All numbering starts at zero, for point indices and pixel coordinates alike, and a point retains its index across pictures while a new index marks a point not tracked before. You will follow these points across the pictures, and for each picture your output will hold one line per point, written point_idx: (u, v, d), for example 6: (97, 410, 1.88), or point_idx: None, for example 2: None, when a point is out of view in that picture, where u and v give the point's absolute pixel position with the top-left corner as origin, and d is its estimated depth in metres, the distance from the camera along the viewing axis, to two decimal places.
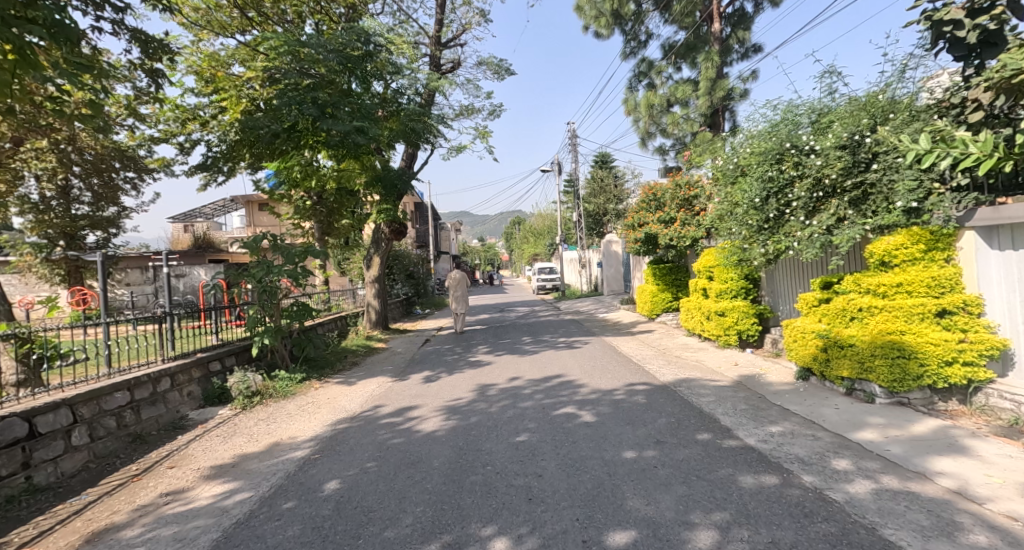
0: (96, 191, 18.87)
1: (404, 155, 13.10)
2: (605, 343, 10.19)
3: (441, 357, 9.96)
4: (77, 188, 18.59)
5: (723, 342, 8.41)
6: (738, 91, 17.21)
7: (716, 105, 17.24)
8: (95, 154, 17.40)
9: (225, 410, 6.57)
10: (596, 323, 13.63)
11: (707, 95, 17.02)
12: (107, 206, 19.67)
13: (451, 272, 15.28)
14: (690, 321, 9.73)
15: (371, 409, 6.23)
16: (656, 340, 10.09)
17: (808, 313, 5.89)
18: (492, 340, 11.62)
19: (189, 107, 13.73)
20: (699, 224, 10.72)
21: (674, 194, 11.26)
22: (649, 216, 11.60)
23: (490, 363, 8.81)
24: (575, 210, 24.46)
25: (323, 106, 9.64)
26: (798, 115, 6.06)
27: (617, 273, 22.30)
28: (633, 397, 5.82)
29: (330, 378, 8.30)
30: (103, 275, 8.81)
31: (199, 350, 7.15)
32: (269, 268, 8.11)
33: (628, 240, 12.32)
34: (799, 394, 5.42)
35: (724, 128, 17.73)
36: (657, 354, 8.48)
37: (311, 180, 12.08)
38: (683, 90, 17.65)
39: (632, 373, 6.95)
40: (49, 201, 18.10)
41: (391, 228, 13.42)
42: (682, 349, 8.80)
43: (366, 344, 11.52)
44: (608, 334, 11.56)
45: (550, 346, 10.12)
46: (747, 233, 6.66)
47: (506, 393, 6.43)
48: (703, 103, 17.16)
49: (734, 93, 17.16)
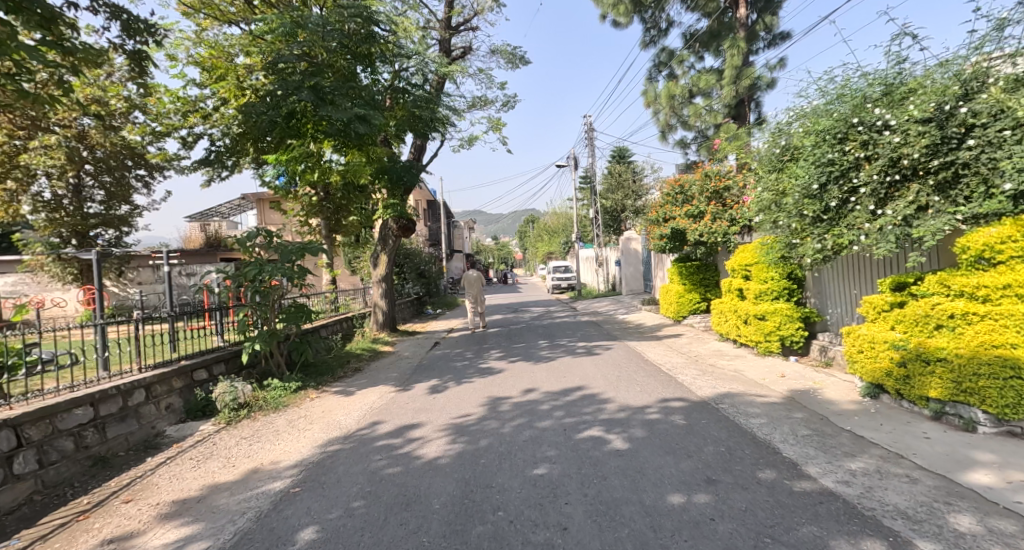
0: (108, 190, 18.37)
1: (412, 147, 12.38)
2: (630, 348, 9.33)
3: (450, 363, 9.20)
4: (88, 186, 18.11)
5: (762, 350, 7.56)
6: (765, 80, 16.23)
7: (742, 94, 16.24)
8: (107, 152, 17.31)
9: (208, 425, 5.80)
10: (616, 326, 12.77)
11: (732, 84, 16.06)
12: (118, 205, 19.06)
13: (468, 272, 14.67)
14: (724, 325, 8.87)
15: (368, 427, 5.47)
16: (684, 346, 9.21)
17: (876, 319, 5.05)
18: (505, 344, 10.82)
19: (190, 98, 13.01)
20: (732, 218, 9.84)
21: (702, 186, 10.36)
22: (676, 210, 10.72)
23: (503, 372, 8.02)
24: (593, 207, 23.55)
25: (324, 93, 8.90)
26: (863, 86, 5.19)
27: (635, 271, 21.38)
28: (669, 416, 4.98)
29: (328, 387, 7.58)
30: (96, 274, 8.24)
31: (183, 356, 6.40)
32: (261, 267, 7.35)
33: (653, 236, 11.45)
34: (871, 416, 4.54)
35: (750, 119, 16.75)
36: (689, 362, 7.62)
37: (312, 173, 11.32)
38: (706, 80, 16.68)
39: (664, 386, 6.10)
40: (61, 199, 17.55)
41: (399, 224, 12.71)
42: (716, 356, 7.92)
43: (371, 348, 10.79)
44: (631, 337, 10.69)
45: (568, 352, 9.29)
46: (799, 225, 5.77)
47: (520, 409, 5.63)
48: (728, 93, 16.18)
49: (761, 82, 16.18)
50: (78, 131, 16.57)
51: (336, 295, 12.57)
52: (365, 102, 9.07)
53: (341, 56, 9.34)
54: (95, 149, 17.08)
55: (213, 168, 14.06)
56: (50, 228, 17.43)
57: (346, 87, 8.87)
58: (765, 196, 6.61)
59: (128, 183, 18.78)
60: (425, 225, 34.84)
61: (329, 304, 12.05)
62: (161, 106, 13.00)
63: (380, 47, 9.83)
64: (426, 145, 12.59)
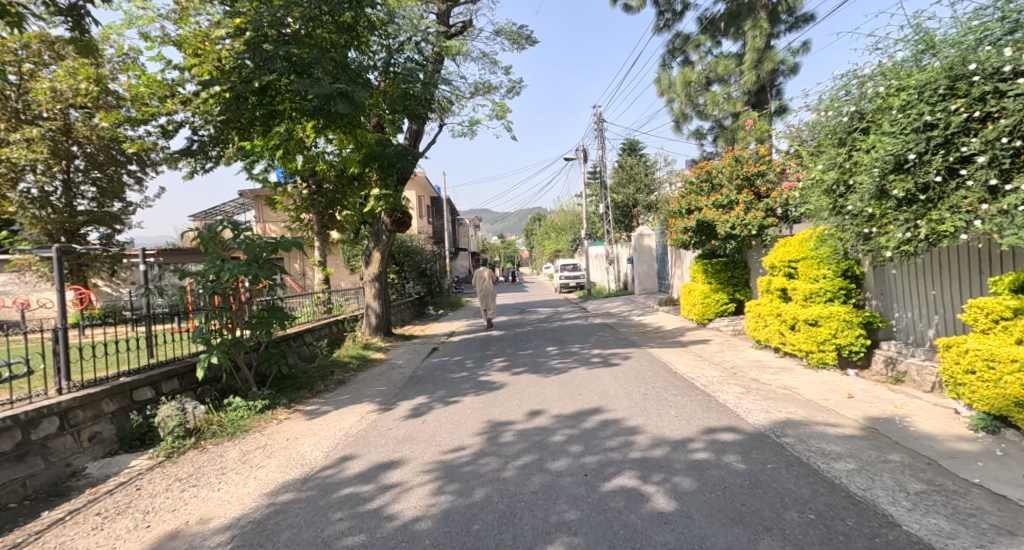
0: (100, 186, 17.33)
1: (408, 132, 11.29)
2: (652, 357, 8.18)
3: (447, 374, 8.09)
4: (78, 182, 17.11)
5: (815, 361, 6.41)
6: (789, 64, 14.97)
7: (764, 80, 14.97)
8: (95, 146, 16.27)
9: (142, 459, 4.67)
10: (632, 329, 11.61)
11: (753, 69, 14.83)
12: (109, 202, 18.07)
13: (479, 269, 14.77)
14: (762, 331, 7.69)
15: (335, 465, 4.34)
16: (715, 354, 8.03)
17: (992, 328, 3.91)
18: (510, 351, 9.68)
19: (167, 81, 11.87)
20: (768, 207, 8.65)
21: (731, 173, 9.21)
22: (702, 200, 9.55)
23: (507, 387, 6.89)
24: (603, 202, 22.32)
25: (296, 64, 7.74)
26: (971, 25, 4.03)
27: (649, 270, 20.19)
28: (720, 458, 3.83)
29: (303, 405, 6.49)
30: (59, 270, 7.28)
31: (123, 372, 5.29)
32: (220, 265, 6.29)
33: (675, 230, 10.27)
34: (1002, 462, 3.38)
35: (773, 106, 15.50)
36: (726, 377, 6.44)
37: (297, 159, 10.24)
38: (725, 65, 15.40)
39: (705, 411, 4.93)
40: (50, 195, 16.47)
41: (393, 217, 11.46)
42: (756, 368, 6.74)
43: (361, 356, 9.68)
44: (651, 343, 9.50)
45: (582, 361, 8.15)
46: (879, 211, 4.60)
47: (526, 443, 4.48)
48: (749, 79, 14.92)
49: (784, 66, 14.91)
50: (65, 123, 15.46)
51: (328, 296, 11.52)
52: (348, 76, 7.92)
53: (324, 26, 8.24)
54: (85, 142, 15.97)
55: (195, 159, 12.98)
56: (38, 227, 16.31)
57: (328, 59, 7.75)
58: (824, 175, 5.43)
59: (120, 179, 17.73)
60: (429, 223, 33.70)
61: (319, 306, 10.97)
62: (136, 90, 11.87)
63: (366, 17, 8.75)
64: (423, 130, 11.50)
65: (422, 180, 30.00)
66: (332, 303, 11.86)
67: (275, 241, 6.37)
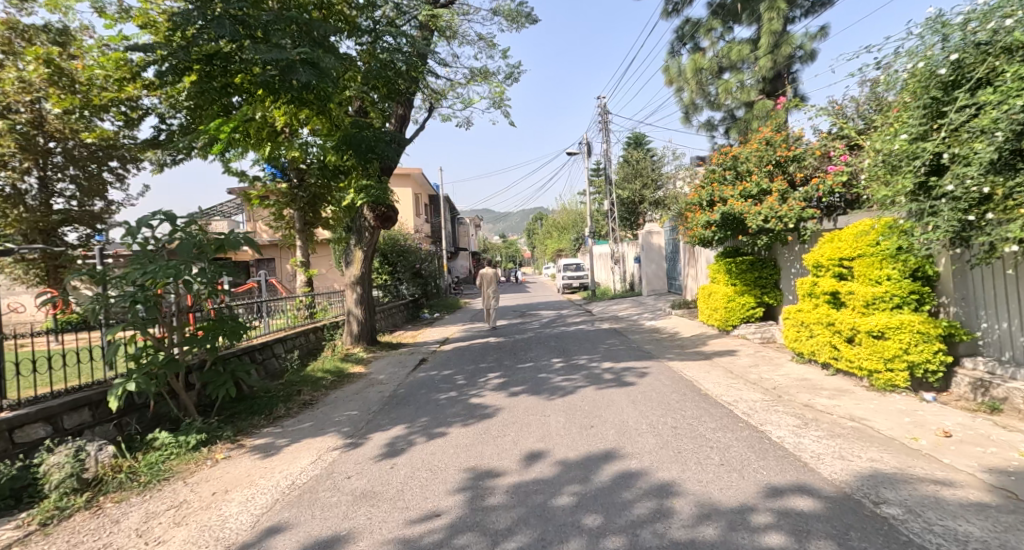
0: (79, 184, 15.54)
1: (393, 117, 10.26)
2: (673, 373, 6.96)
3: (433, 394, 6.90)
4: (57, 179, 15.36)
5: (880, 383, 5.20)
6: (807, 49, 13.65)
7: (781, 65, 13.74)
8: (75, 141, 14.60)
9: (4, 530, 3.48)
10: (645, 336, 10.38)
11: (769, 54, 13.61)
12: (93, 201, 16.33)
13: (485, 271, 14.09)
14: (806, 342, 6.48)
15: (258, 543, 3.16)
16: (748, 369, 6.80)
17: None
18: (507, 363, 8.45)
19: (127, 63, 10.16)
20: (808, 196, 7.39)
21: (761, 158, 8.07)
22: (727, 189, 8.34)
23: (501, 413, 5.70)
24: (608, 199, 21.06)
25: (249, 27, 6.57)
26: None
27: (658, 270, 18.96)
28: (804, 545, 2.62)
29: (251, 439, 5.31)
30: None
31: (5, 407, 4.10)
32: (147, 266, 5.10)
33: (695, 225, 9.06)
34: None
35: (789, 94, 14.30)
36: (770, 402, 5.22)
37: (260, 142, 8.90)
38: (739, 51, 14.11)
39: (760, 458, 3.77)
40: (24, 193, 14.71)
41: (377, 212, 10.22)
42: (806, 390, 5.51)
43: (337, 370, 8.46)
44: (670, 355, 8.27)
45: (591, 378, 6.95)
46: (1001, 191, 3.59)
47: (522, 510, 3.29)
48: (765, 64, 13.69)
49: (803, 52, 13.70)
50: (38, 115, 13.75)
51: (310, 299, 10.62)
52: (312, 40, 6.76)
53: None
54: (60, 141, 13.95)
55: (163, 150, 11.61)
56: (10, 228, 14.55)
57: (288, 18, 6.57)
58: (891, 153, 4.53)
59: (101, 176, 15.94)
60: (426, 222, 32.39)
61: (298, 310, 10.08)
62: (94, 74, 10.22)
63: None
64: (410, 116, 10.48)
65: (418, 176, 28.72)
66: (313, 307, 10.78)
67: (219, 240, 5.35)
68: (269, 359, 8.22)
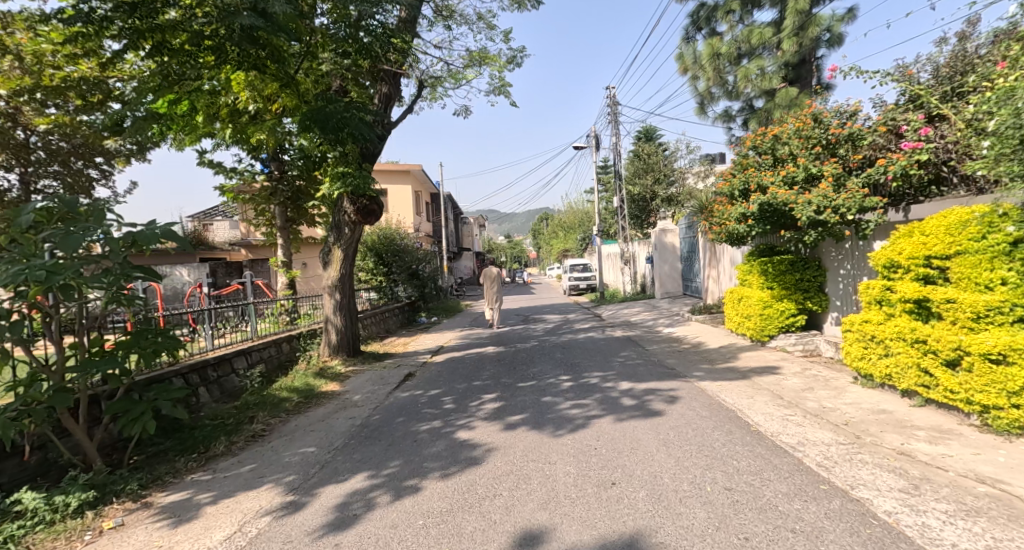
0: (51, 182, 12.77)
1: (377, 96, 9.03)
2: (708, 398, 5.63)
3: (410, 424, 5.61)
4: None
5: (1001, 424, 3.87)
6: (837, 31, 12.26)
7: (807, 50, 12.43)
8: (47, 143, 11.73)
9: None
10: (665, 347, 9.05)
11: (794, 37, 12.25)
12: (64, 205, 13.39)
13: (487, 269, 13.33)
14: (877, 362, 5.15)
15: None
16: (802, 394, 5.47)
17: None
18: (505, 382, 7.14)
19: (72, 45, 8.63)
20: (873, 180, 6.04)
21: (807, 138, 6.82)
22: (767, 176, 7.03)
23: (492, 457, 4.40)
24: (618, 195, 19.70)
25: None
26: None
27: (673, 271, 17.59)
28: None
29: (165, 493, 4.06)
30: None
31: None
32: (17, 265, 3.84)
33: (726, 219, 7.72)
34: None
35: (813, 82, 13.10)
36: (852, 450, 3.89)
37: (199, 116, 7.60)
38: (761, 33, 12.65)
39: None
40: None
41: (358, 204, 8.91)
42: (893, 430, 4.19)
43: (306, 389, 7.18)
44: (699, 372, 6.94)
45: (607, 405, 5.63)
46: None
47: None
48: (790, 49, 12.31)
49: (831, 35, 12.35)
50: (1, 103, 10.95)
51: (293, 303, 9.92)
52: None
53: None
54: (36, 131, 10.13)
55: (123, 139, 10.18)
56: None
57: None
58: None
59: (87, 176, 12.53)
60: (427, 222, 31.07)
61: (280, 315, 9.40)
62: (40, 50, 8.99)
63: None
64: (397, 96, 9.22)
65: (417, 174, 27.36)
66: (296, 313, 10.10)
67: (138, 235, 4.26)
68: (226, 377, 7.04)
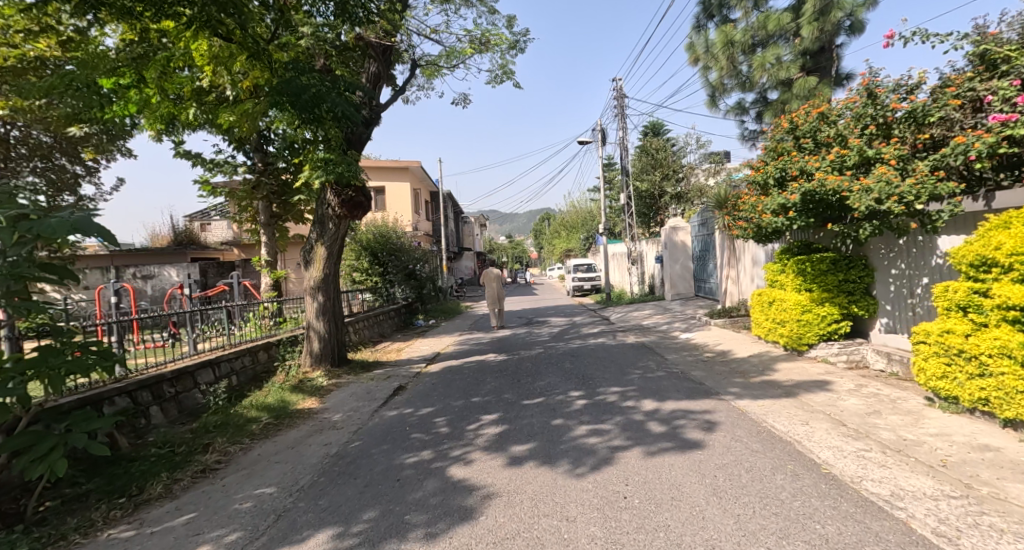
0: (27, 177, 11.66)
1: (365, 75, 8.06)
2: (754, 424, 4.65)
3: (394, 455, 4.64)
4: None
5: None
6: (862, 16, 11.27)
7: (830, 36, 11.43)
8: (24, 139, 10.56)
9: None
10: (687, 356, 8.08)
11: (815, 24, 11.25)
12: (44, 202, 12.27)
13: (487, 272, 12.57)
14: (967, 383, 4.19)
15: None
16: (870, 421, 4.49)
17: None
18: (508, 399, 6.17)
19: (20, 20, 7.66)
20: (946, 163, 5.09)
21: (858, 117, 5.89)
22: (811, 160, 6.07)
23: (493, 509, 3.43)
24: (625, 192, 18.72)
25: None
26: None
27: (684, 271, 16.61)
28: None
29: None
30: None
31: None
32: None
33: (759, 212, 6.75)
34: None
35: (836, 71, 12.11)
36: (973, 508, 2.92)
37: (154, 92, 6.61)
38: (778, 18, 11.54)
39: None
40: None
41: (342, 195, 7.93)
42: (1015, 478, 3.22)
43: (279, 406, 6.22)
44: (733, 388, 5.97)
45: (632, 432, 4.65)
46: None
47: None
48: (812, 34, 11.31)
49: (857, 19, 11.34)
50: None
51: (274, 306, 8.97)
52: None
53: None
54: None
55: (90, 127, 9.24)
56: None
57: None
58: None
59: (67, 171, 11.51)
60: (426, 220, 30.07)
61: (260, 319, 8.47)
62: None
63: None
64: (386, 77, 8.28)
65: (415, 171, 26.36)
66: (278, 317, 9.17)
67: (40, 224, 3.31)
68: (186, 393, 6.09)
